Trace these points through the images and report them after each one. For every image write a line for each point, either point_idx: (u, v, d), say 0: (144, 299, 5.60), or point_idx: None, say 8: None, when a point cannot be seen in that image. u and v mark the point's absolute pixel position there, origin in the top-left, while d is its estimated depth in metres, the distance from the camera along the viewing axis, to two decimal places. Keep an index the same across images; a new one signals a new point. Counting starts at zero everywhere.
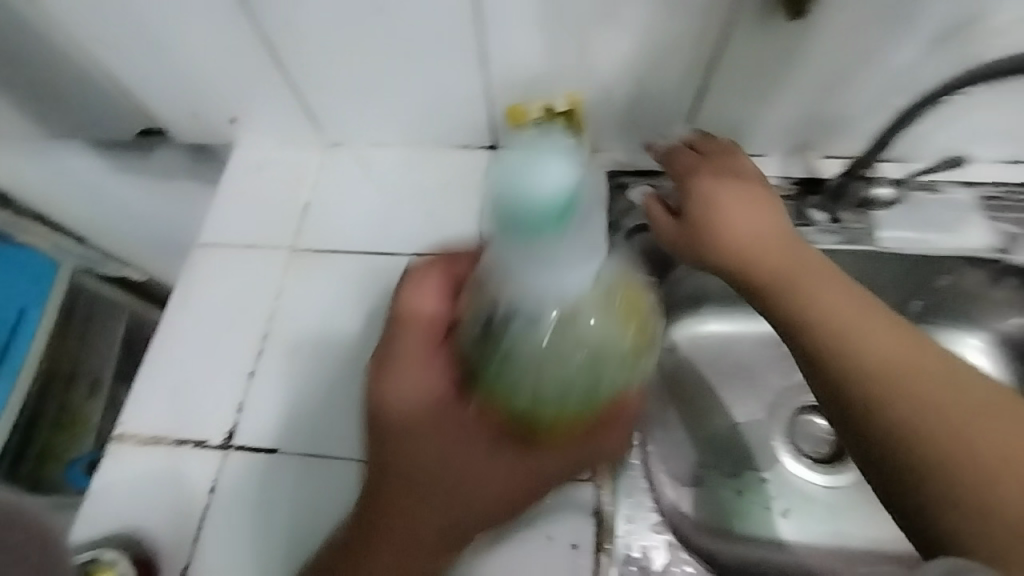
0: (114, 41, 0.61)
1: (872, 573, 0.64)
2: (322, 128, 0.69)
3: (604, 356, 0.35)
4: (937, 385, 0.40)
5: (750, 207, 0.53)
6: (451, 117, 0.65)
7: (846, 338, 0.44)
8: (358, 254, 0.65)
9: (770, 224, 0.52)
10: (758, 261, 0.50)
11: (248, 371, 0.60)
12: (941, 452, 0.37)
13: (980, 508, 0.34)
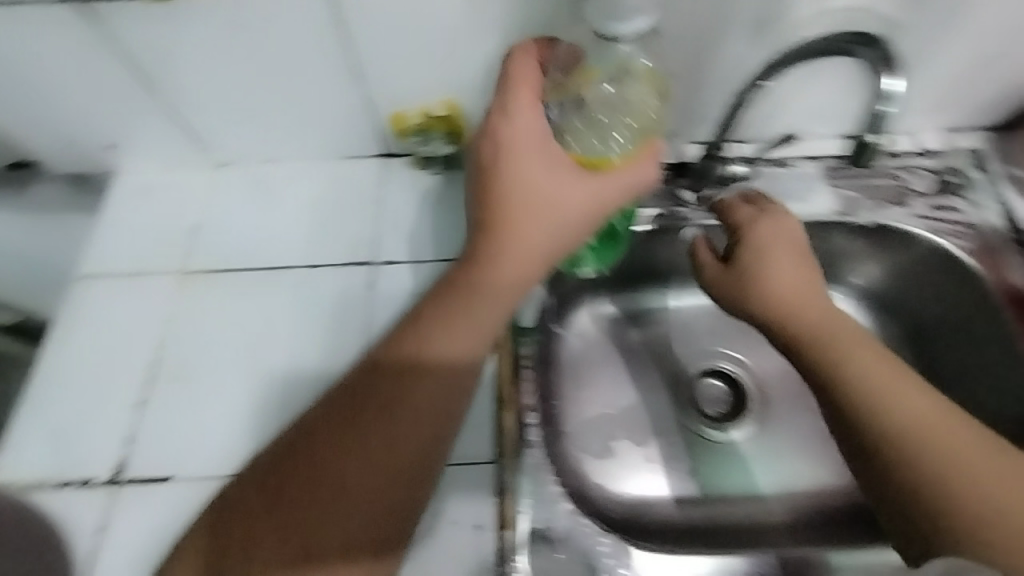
0: None
1: (765, 518, 0.69)
2: (205, 149, 0.68)
3: (636, 109, 0.48)
4: (952, 440, 0.45)
5: (798, 254, 0.53)
6: (334, 128, 0.66)
7: (885, 392, 0.47)
8: (246, 276, 0.64)
9: (811, 272, 0.53)
10: (811, 313, 0.50)
11: (140, 400, 0.58)
12: (955, 504, 0.43)
13: (958, 498, 0.44)
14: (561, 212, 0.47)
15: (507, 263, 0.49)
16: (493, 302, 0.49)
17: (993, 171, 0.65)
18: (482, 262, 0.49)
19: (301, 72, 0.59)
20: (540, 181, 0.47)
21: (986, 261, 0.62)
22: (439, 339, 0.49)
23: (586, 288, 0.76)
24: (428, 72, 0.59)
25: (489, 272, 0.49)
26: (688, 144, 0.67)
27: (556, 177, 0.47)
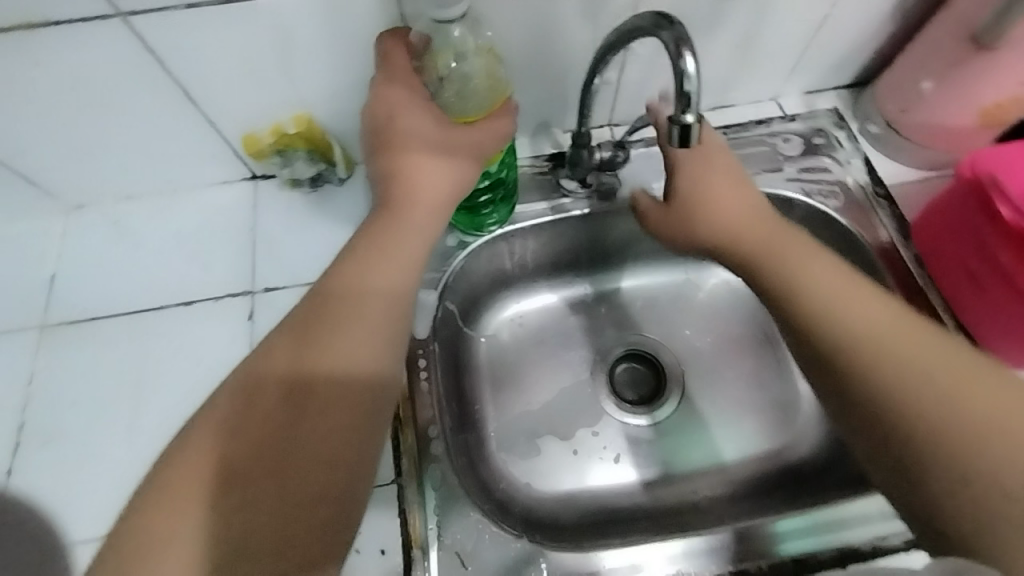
0: None
1: (700, 491, 0.66)
2: (54, 193, 0.63)
3: (485, 71, 0.48)
4: (931, 356, 0.41)
5: (730, 170, 0.51)
6: (191, 155, 0.62)
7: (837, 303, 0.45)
8: (110, 320, 0.60)
9: (745, 189, 0.51)
10: (747, 236, 0.50)
11: (5, 471, 0.54)
12: (931, 415, 0.38)
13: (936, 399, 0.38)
14: (445, 191, 0.47)
15: (403, 241, 0.45)
16: (382, 298, 0.43)
17: (851, 129, 0.69)
18: (381, 233, 0.45)
19: (132, 109, 0.56)
20: (425, 155, 0.46)
21: (860, 220, 0.65)
22: (353, 318, 0.41)
23: (493, 287, 0.71)
24: (274, 88, 0.56)
25: (367, 269, 0.43)
26: (565, 132, 0.68)
27: (426, 159, 0.46)
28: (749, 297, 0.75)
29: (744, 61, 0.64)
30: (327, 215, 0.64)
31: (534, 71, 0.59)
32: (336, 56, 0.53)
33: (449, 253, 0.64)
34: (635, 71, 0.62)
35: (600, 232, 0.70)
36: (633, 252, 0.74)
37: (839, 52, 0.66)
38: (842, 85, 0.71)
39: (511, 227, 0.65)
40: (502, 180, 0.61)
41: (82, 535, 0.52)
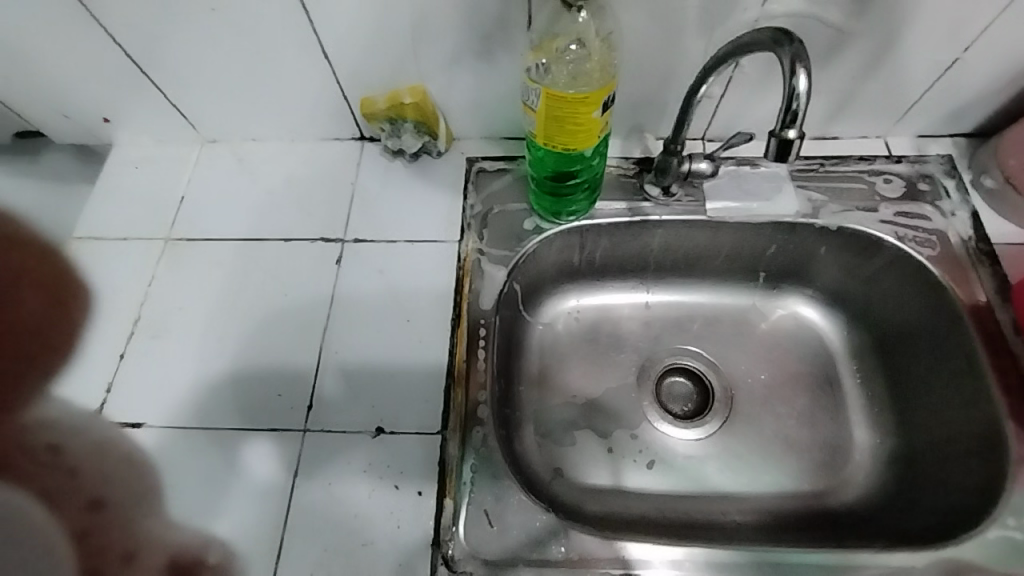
0: None
1: (730, 516, 0.65)
2: (196, 126, 0.72)
3: (597, 59, 0.54)
4: None
5: None
6: (313, 110, 0.69)
7: None
8: (222, 244, 0.68)
9: None
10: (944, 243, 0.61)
11: (119, 353, 0.63)
12: None
13: None
14: None
15: None
16: None
17: (963, 180, 0.66)
18: None
19: (274, 63, 0.63)
20: None
21: (956, 275, 0.62)
22: None
23: (557, 278, 0.72)
24: (395, 59, 0.61)
25: None
26: (656, 139, 0.70)
27: None
28: (816, 335, 0.74)
29: (856, 94, 0.63)
30: (420, 183, 0.69)
31: (642, 74, 0.60)
32: (459, 36, 0.58)
33: (523, 235, 0.66)
34: (740, 88, 0.62)
35: (673, 243, 0.70)
36: (703, 267, 0.73)
37: (963, 97, 0.63)
38: (961, 133, 0.68)
39: (589, 220, 0.66)
40: (593, 171, 0.62)
41: (171, 422, 0.58)
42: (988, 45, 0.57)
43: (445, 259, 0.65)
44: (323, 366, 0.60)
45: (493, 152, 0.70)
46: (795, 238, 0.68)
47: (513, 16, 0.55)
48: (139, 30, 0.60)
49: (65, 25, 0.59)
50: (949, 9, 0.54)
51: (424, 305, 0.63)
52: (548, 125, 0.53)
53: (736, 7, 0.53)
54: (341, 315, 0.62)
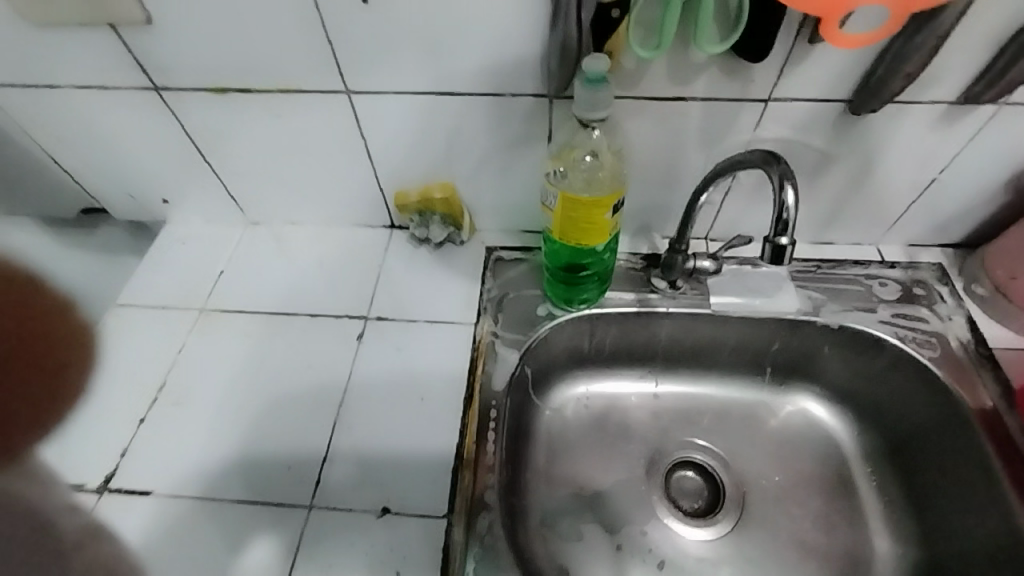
0: (61, 149, 0.73)
1: None
2: (243, 210, 0.79)
3: (608, 167, 0.60)
4: None
5: None
6: (350, 200, 0.76)
7: None
8: (252, 317, 0.72)
9: None
10: None
11: (140, 418, 0.64)
12: None
13: None
14: None
15: None
16: None
17: (955, 286, 0.70)
18: None
19: (321, 163, 0.71)
20: None
21: (960, 378, 0.63)
22: None
23: (567, 364, 0.74)
24: (428, 163, 0.69)
25: None
26: (662, 238, 0.75)
27: None
28: (825, 433, 0.73)
29: (845, 206, 0.69)
30: (443, 269, 0.74)
31: (648, 181, 0.67)
32: (486, 147, 0.66)
33: (536, 320, 0.69)
34: (738, 196, 0.68)
35: (681, 335, 0.73)
36: (710, 360, 0.75)
37: (946, 213, 0.68)
38: (949, 244, 0.73)
39: (599, 309, 0.70)
40: (604, 264, 0.67)
41: (182, 490, 0.59)
42: (964, 171, 0.63)
43: (460, 341, 0.68)
44: (336, 438, 0.61)
45: (511, 243, 0.76)
46: (797, 336, 0.71)
47: (535, 132, 0.63)
48: (208, 131, 0.68)
49: (146, 126, 0.68)
50: (925, 139, 0.60)
51: (439, 384, 0.65)
52: (564, 223, 0.59)
53: (732, 132, 0.61)
54: (358, 391, 0.64)
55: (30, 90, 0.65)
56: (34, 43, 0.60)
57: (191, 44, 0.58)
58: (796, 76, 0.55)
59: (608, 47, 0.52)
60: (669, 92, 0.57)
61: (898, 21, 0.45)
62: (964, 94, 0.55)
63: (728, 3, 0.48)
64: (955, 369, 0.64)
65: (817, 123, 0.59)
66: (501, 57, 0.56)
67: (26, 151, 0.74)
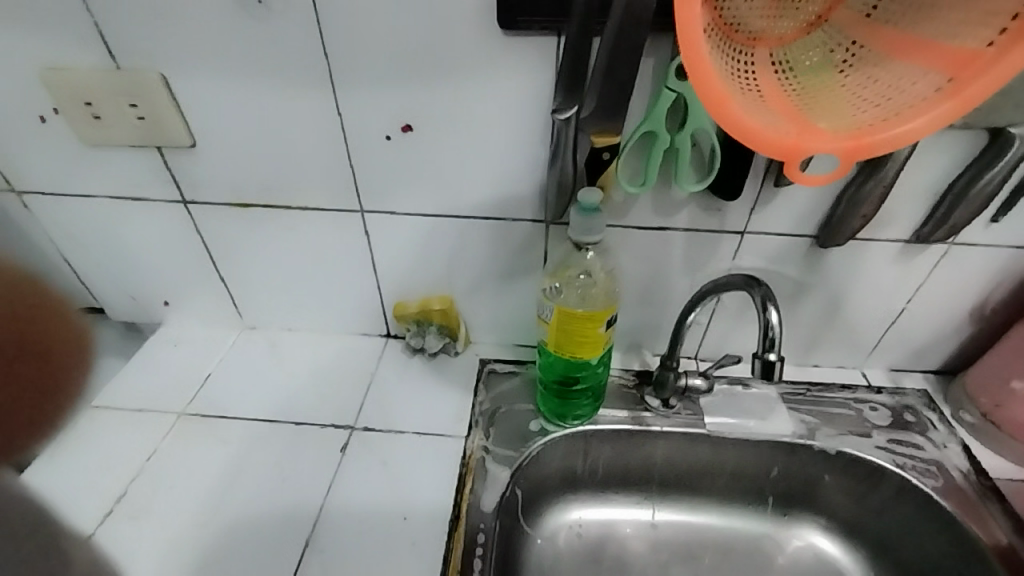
0: (76, 249, 0.76)
1: None
2: (241, 314, 0.80)
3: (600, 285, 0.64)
4: None
5: None
6: (349, 308, 0.77)
7: None
8: (234, 423, 0.69)
9: None
10: None
11: (88, 532, 0.59)
12: None
13: None
14: None
15: None
16: None
17: (944, 413, 0.71)
18: None
19: (326, 273, 0.74)
20: None
21: (968, 511, 0.61)
22: None
23: (560, 486, 0.71)
24: (429, 276, 0.72)
25: None
26: (653, 355, 0.77)
27: None
28: (837, 574, 0.68)
29: (825, 331, 0.72)
30: (436, 379, 0.74)
31: (638, 301, 0.71)
32: (486, 264, 0.70)
33: (528, 435, 0.67)
34: (723, 317, 0.71)
35: (676, 456, 0.70)
36: (707, 486, 0.72)
37: (923, 341, 0.72)
38: (930, 371, 0.75)
39: (593, 427, 0.68)
40: (597, 379, 0.67)
41: None
42: (931, 302, 0.68)
43: (449, 455, 0.65)
44: (305, 565, 0.55)
45: (505, 356, 0.77)
46: (796, 461, 0.69)
47: (533, 252, 0.68)
48: (224, 240, 0.72)
49: (165, 233, 0.72)
50: (889, 272, 0.65)
51: (424, 502, 0.60)
52: (559, 336, 0.61)
53: (713, 260, 0.66)
54: (334, 511, 0.60)
55: (65, 197, 0.70)
56: (81, 159, 0.66)
57: (226, 165, 0.64)
58: (766, 213, 0.61)
59: (599, 183, 0.57)
60: (653, 223, 0.63)
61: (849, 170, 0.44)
62: (915, 235, 0.62)
63: (701, 151, 0.55)
64: (961, 500, 0.62)
65: (791, 254, 0.65)
66: (505, 187, 0.62)
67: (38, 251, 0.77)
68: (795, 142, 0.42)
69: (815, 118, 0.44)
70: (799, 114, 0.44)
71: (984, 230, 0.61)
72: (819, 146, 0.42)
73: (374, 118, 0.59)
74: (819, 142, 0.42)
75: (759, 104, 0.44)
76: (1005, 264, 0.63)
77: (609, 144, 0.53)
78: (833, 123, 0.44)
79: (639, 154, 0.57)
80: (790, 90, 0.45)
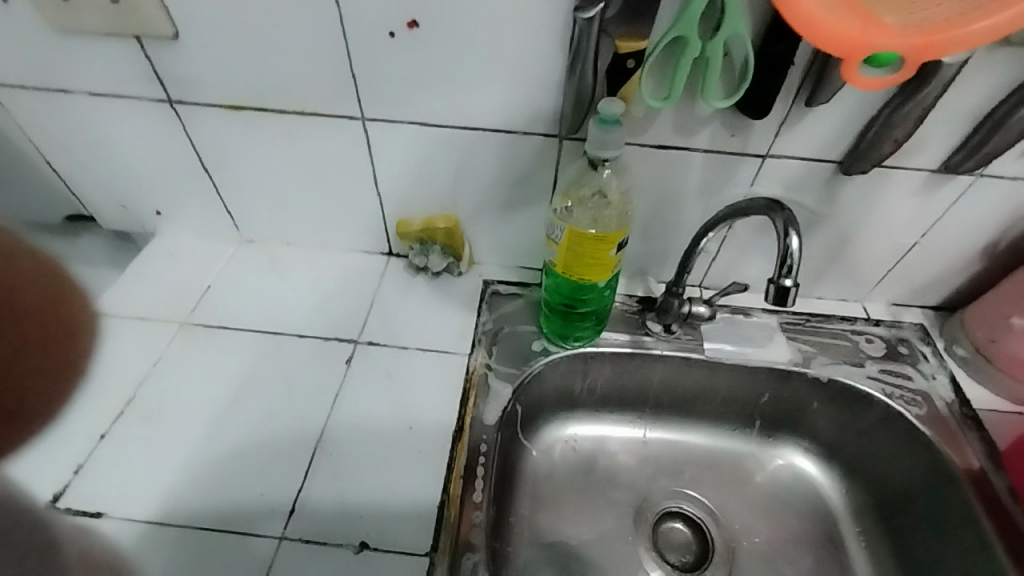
0: (57, 151, 0.71)
1: None
2: (238, 227, 0.78)
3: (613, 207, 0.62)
4: None
5: None
6: (350, 225, 0.75)
7: None
8: (237, 335, 0.69)
9: None
10: None
11: (100, 432, 0.60)
12: None
13: None
14: None
15: None
16: None
17: (937, 346, 0.72)
18: None
19: (326, 186, 0.71)
20: None
21: (946, 437, 0.64)
22: None
23: (558, 404, 0.73)
24: (433, 194, 0.69)
25: None
26: (658, 282, 0.76)
27: None
28: (813, 491, 0.73)
29: (833, 263, 0.71)
30: (440, 299, 0.73)
31: (648, 226, 0.69)
32: (493, 182, 0.67)
33: (531, 355, 0.68)
34: (732, 245, 0.70)
35: (673, 379, 0.72)
36: (700, 408, 0.75)
37: (929, 276, 0.72)
38: (929, 306, 0.76)
39: (594, 348, 0.69)
40: (602, 303, 0.67)
41: (138, 513, 0.55)
42: (945, 237, 0.67)
43: (453, 372, 0.66)
44: (315, 468, 0.58)
45: (508, 278, 0.76)
46: (788, 388, 0.71)
47: (543, 170, 0.65)
48: (216, 146, 0.68)
49: (152, 137, 0.68)
50: (908, 205, 0.64)
51: (428, 414, 0.62)
52: (567, 257, 0.60)
53: (729, 186, 0.63)
54: (340, 423, 0.61)
55: (39, 92, 0.64)
56: (52, 47, 0.60)
57: (213, 61, 0.59)
58: (791, 136, 0.58)
59: (621, 95, 0.53)
60: (673, 142, 0.60)
61: (906, 66, 0.45)
62: (943, 164, 0.60)
63: (732, 63, 0.52)
64: (941, 427, 0.65)
65: (811, 182, 0.62)
66: (518, 97, 0.58)
67: (17, 151, 0.72)
68: (859, 39, 0.42)
69: (893, 2, 0.42)
70: (875, 1, 0.42)
71: (1014, 163, 0.59)
72: (882, 42, 0.42)
73: (376, 12, 0.53)
74: (885, 40, 0.42)
75: None
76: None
77: (632, 50, 0.49)
78: (908, 11, 0.42)
79: (665, 65, 0.53)
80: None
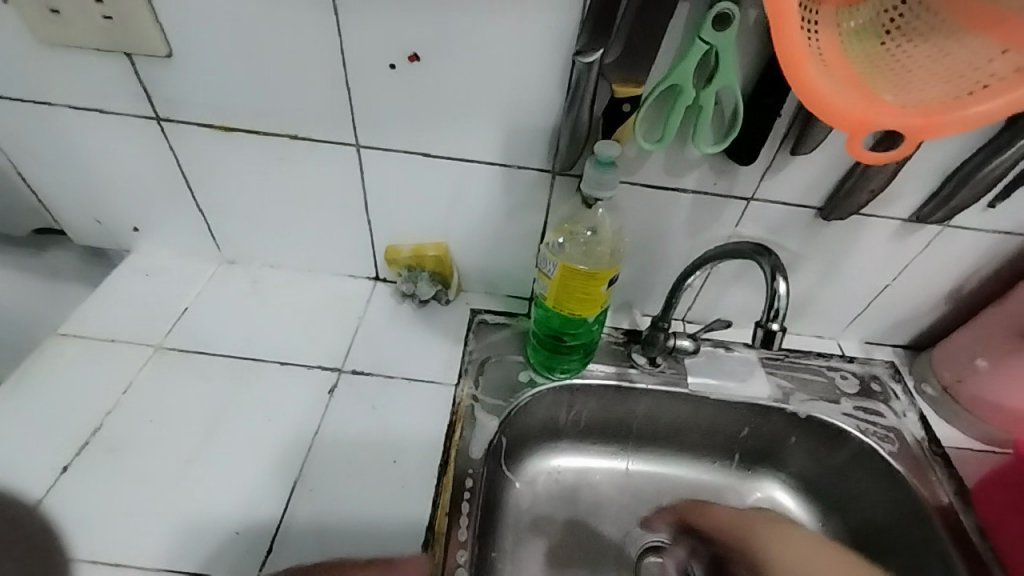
0: (30, 163, 0.68)
1: None
2: (219, 247, 0.76)
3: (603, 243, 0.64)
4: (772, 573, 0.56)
5: None
6: (337, 248, 0.74)
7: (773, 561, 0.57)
8: (215, 360, 0.67)
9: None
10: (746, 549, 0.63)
11: (63, 464, 0.57)
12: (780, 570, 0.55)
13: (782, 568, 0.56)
14: None
15: None
16: None
17: (908, 384, 0.75)
18: None
19: (314, 209, 0.70)
20: None
21: (919, 475, 0.66)
22: None
23: (542, 436, 0.73)
24: (424, 222, 0.69)
25: None
26: (643, 315, 0.77)
27: None
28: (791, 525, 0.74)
29: (811, 301, 0.74)
30: (426, 327, 0.73)
31: (635, 261, 0.70)
32: (485, 212, 0.67)
33: (518, 386, 0.68)
34: (716, 281, 0.72)
35: (657, 412, 0.73)
36: (682, 441, 0.75)
37: (899, 316, 0.75)
38: (899, 344, 0.79)
39: (581, 380, 0.69)
40: (591, 336, 0.68)
41: (103, 551, 0.52)
42: (915, 279, 0.70)
43: (439, 403, 0.65)
44: (295, 502, 0.56)
45: (496, 307, 0.76)
46: (768, 422, 0.72)
47: (535, 203, 0.65)
48: (202, 165, 0.66)
49: (134, 152, 0.66)
50: (881, 249, 0.67)
51: (413, 445, 0.61)
52: (559, 292, 0.60)
53: (715, 225, 0.65)
54: (321, 455, 0.59)
55: (16, 103, 0.62)
56: (34, 59, 0.58)
57: (206, 82, 0.58)
58: (775, 181, 0.61)
59: (615, 136, 0.55)
60: (662, 182, 0.61)
61: (911, 149, 0.44)
62: (915, 213, 0.63)
63: (722, 111, 0.54)
64: (913, 464, 0.67)
65: (792, 224, 0.65)
66: (513, 131, 0.59)
67: None
68: (864, 114, 0.42)
69: (884, 89, 0.43)
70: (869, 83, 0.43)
71: (979, 215, 0.62)
72: (887, 120, 0.42)
73: (376, 44, 0.54)
74: (888, 117, 0.42)
75: (828, 66, 0.42)
76: (990, 249, 0.66)
77: (631, 95, 0.51)
78: (901, 96, 0.43)
79: (658, 110, 0.55)
80: (856, 52, 0.45)
